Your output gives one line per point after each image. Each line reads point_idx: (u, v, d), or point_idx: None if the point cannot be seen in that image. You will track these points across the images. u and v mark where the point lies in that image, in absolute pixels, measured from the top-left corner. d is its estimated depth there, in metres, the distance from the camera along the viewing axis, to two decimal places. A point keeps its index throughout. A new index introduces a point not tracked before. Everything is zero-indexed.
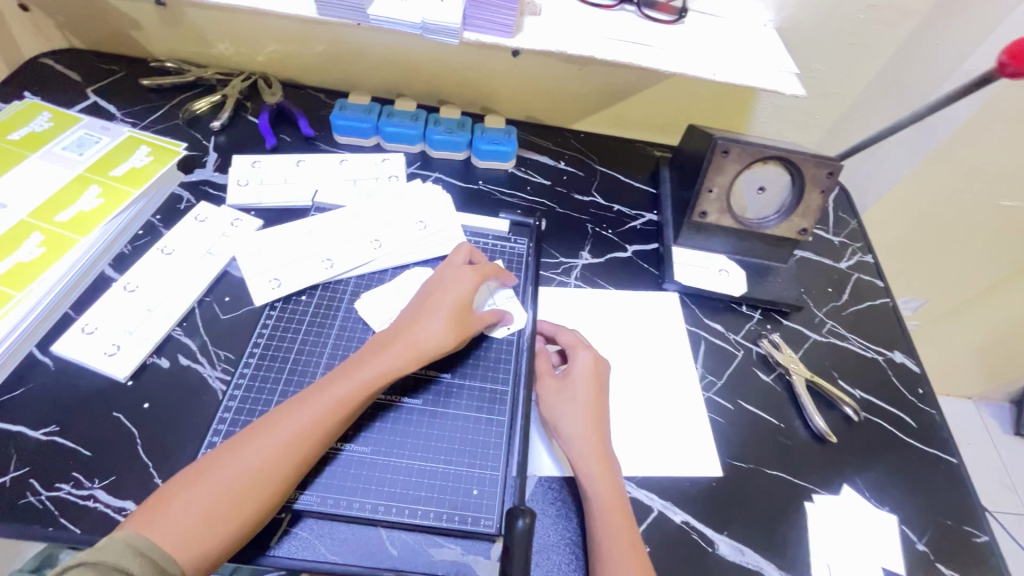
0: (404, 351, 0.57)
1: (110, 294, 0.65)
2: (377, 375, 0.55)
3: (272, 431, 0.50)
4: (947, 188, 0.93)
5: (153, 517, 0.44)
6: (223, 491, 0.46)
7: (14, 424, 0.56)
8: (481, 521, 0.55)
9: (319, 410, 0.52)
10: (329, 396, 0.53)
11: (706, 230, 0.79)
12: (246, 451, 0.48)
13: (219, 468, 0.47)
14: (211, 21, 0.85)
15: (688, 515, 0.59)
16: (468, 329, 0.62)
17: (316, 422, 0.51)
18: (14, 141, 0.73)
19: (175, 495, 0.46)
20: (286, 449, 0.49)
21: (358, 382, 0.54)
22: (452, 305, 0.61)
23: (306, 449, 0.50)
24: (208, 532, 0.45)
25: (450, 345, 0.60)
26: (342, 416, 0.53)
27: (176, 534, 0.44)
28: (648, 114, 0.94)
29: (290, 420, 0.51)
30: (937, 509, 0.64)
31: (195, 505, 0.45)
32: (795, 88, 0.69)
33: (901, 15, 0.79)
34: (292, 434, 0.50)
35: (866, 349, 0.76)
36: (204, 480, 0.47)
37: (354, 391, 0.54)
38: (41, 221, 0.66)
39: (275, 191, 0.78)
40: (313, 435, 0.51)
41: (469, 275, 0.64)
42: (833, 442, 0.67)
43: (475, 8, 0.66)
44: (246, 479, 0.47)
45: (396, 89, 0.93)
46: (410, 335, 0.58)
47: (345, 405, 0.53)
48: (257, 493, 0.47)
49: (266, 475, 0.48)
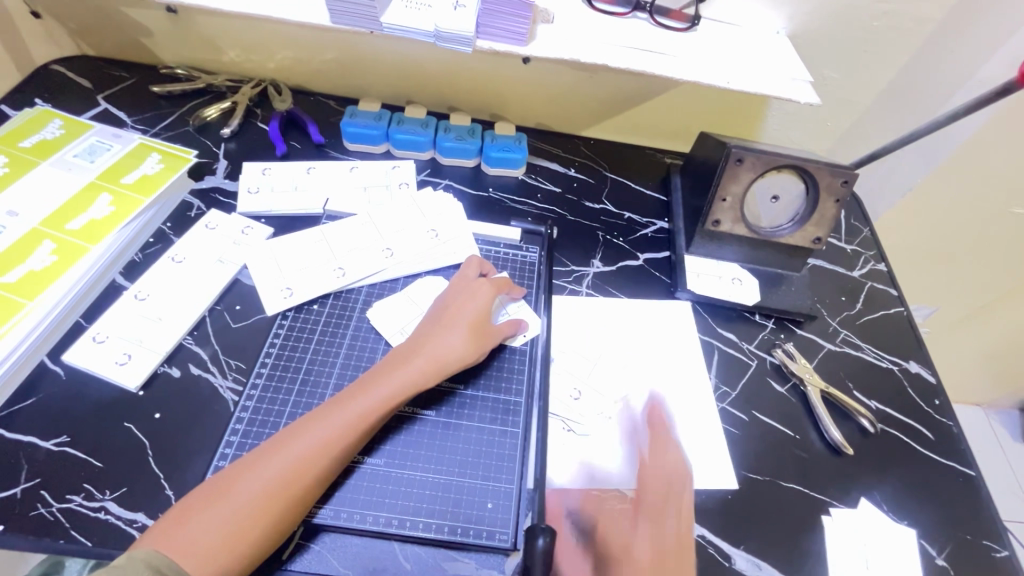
0: (423, 365, 0.57)
1: (121, 302, 0.65)
2: (398, 391, 0.55)
3: (292, 446, 0.50)
4: (961, 196, 0.92)
5: (172, 534, 0.44)
6: (242, 508, 0.46)
7: (25, 435, 0.56)
8: (495, 535, 0.54)
9: (339, 425, 0.51)
10: (349, 411, 0.53)
11: (718, 238, 0.78)
12: (265, 467, 0.48)
13: (238, 485, 0.47)
14: (222, 29, 0.85)
15: (704, 529, 0.58)
16: (487, 342, 0.62)
17: (336, 439, 0.51)
18: (25, 149, 0.73)
19: (192, 513, 0.45)
20: (306, 465, 0.49)
21: (376, 396, 0.54)
22: (470, 319, 0.62)
23: (325, 465, 0.50)
24: (228, 551, 0.44)
25: (469, 358, 0.60)
26: (361, 431, 0.52)
27: (196, 552, 0.43)
28: (658, 122, 0.93)
29: (309, 435, 0.50)
30: (956, 523, 0.63)
31: (213, 523, 0.45)
32: (810, 97, 0.69)
33: (915, 22, 0.78)
34: (312, 450, 0.50)
35: (881, 359, 0.75)
36: (223, 496, 0.46)
37: (373, 406, 0.53)
38: (53, 229, 0.66)
39: (285, 199, 0.77)
40: (334, 450, 0.50)
41: (484, 290, 0.65)
42: (850, 454, 0.66)
43: (489, 17, 0.66)
44: (265, 497, 0.47)
45: (405, 96, 0.92)
46: (429, 348, 0.58)
47: (364, 419, 0.53)
48: (276, 510, 0.47)
49: (288, 491, 0.48)
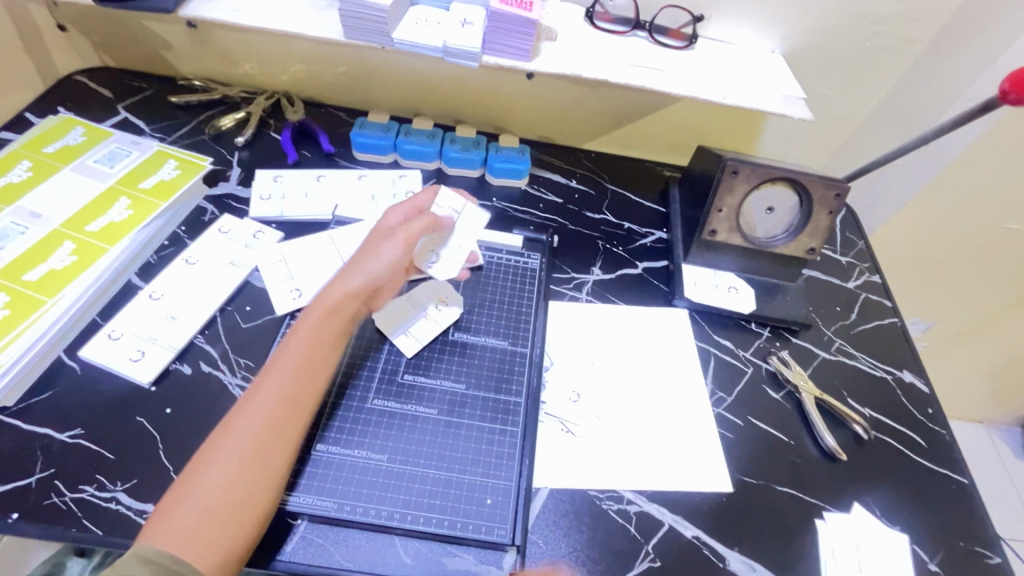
0: (338, 302, 0.59)
1: (136, 301, 0.67)
2: (322, 339, 0.57)
3: (247, 419, 0.52)
4: (955, 210, 0.94)
5: (159, 527, 0.46)
6: (217, 490, 0.48)
7: (41, 427, 0.58)
8: (494, 531, 0.55)
9: (283, 385, 0.54)
10: (284, 375, 0.54)
11: (715, 248, 0.80)
12: (225, 451, 0.50)
13: (208, 465, 0.49)
14: (239, 42, 0.89)
15: (699, 530, 0.59)
16: (402, 237, 0.64)
17: (282, 397, 0.53)
18: (49, 154, 0.76)
19: (173, 501, 0.47)
20: (269, 429, 0.52)
21: (306, 346, 0.56)
22: (378, 235, 0.65)
23: (282, 433, 0.52)
24: (215, 528, 0.46)
25: (390, 264, 0.63)
26: (306, 381, 0.55)
27: (184, 533, 0.45)
28: (658, 136, 0.96)
29: (259, 404, 0.52)
30: (948, 530, 0.64)
31: (192, 508, 0.47)
32: (803, 113, 0.72)
33: (904, 42, 0.82)
34: (269, 416, 0.52)
35: (875, 367, 0.77)
36: (193, 487, 0.48)
37: (307, 351, 0.56)
38: (73, 231, 0.69)
39: (296, 206, 0.80)
40: (287, 411, 0.53)
41: (396, 211, 0.68)
42: (843, 460, 0.67)
43: (494, 34, 0.69)
44: (237, 475, 0.49)
45: (414, 109, 0.96)
46: (339, 285, 0.60)
47: (304, 370, 0.55)
48: (254, 486, 0.49)
49: (257, 466, 0.50)
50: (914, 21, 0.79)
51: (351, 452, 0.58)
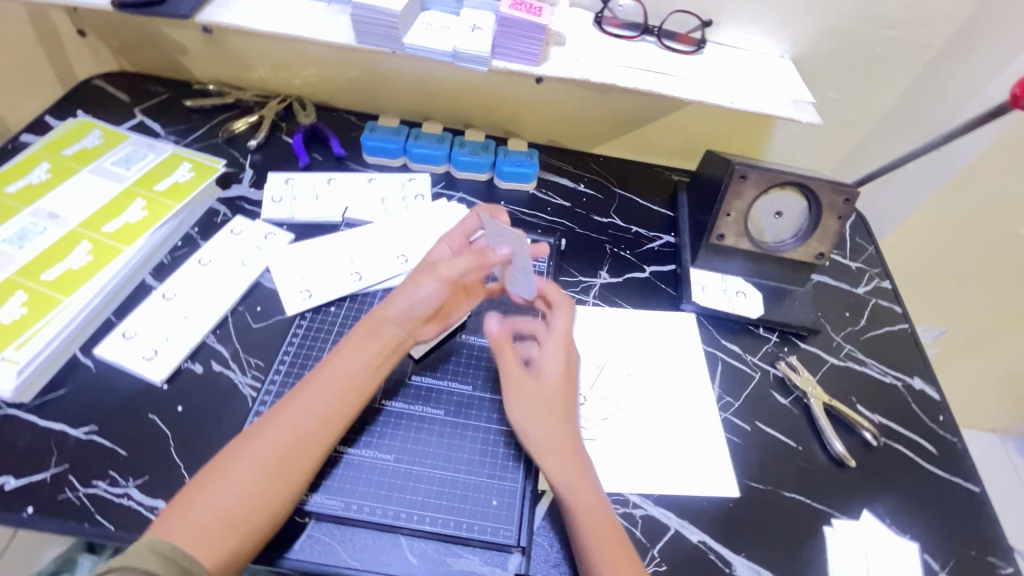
0: (382, 326, 0.59)
1: (150, 300, 0.68)
2: (366, 359, 0.58)
3: (276, 426, 0.52)
4: (967, 216, 0.93)
5: (173, 523, 0.47)
6: (237, 492, 0.49)
7: (56, 423, 0.59)
8: (501, 532, 0.55)
9: (320, 400, 0.54)
10: (321, 389, 0.55)
11: (723, 253, 0.80)
12: (252, 453, 0.50)
13: (232, 467, 0.50)
14: (253, 47, 0.90)
15: (705, 535, 0.59)
16: (441, 274, 0.59)
17: (319, 412, 0.54)
18: (67, 156, 0.78)
19: (191, 499, 0.48)
20: (296, 440, 0.52)
21: (349, 367, 0.57)
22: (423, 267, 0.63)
23: (312, 443, 0.53)
24: (230, 528, 0.47)
25: (433, 299, 0.60)
26: (343, 398, 0.55)
27: (199, 532, 0.46)
28: (666, 141, 0.96)
29: (291, 413, 0.53)
30: (959, 539, 0.63)
31: (210, 508, 0.47)
32: (812, 118, 0.72)
33: (914, 47, 0.81)
34: (300, 427, 0.53)
35: (885, 374, 0.76)
36: (213, 487, 0.49)
37: (351, 371, 0.57)
38: (90, 231, 0.70)
39: (307, 208, 0.81)
40: (316, 422, 0.53)
41: (443, 245, 0.67)
42: (852, 467, 0.66)
43: (504, 38, 0.70)
44: (257, 479, 0.49)
45: (423, 113, 0.97)
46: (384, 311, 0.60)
47: (345, 386, 0.56)
48: (272, 490, 0.50)
49: (278, 472, 0.50)
50: (925, 26, 0.79)
51: (361, 451, 0.59)
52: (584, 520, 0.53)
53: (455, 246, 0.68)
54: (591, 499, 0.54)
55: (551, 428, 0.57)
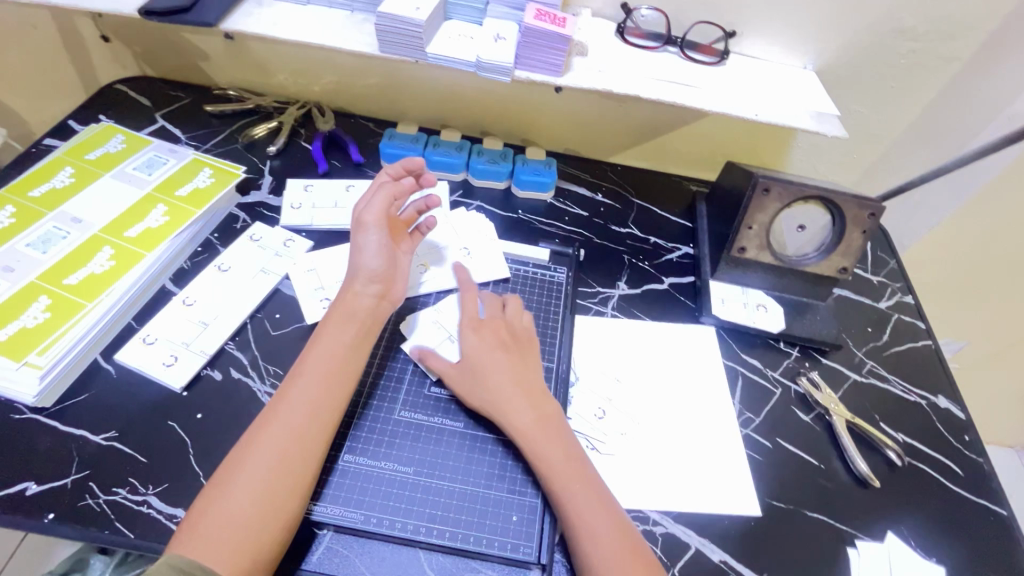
0: (353, 307, 0.62)
1: (170, 307, 0.68)
2: (344, 343, 0.60)
3: (277, 426, 0.53)
4: (992, 231, 0.92)
5: (190, 534, 0.47)
6: (246, 494, 0.49)
7: (77, 428, 0.59)
8: (520, 549, 0.55)
9: (310, 395, 0.55)
10: (306, 384, 0.56)
11: (743, 265, 0.79)
12: (257, 456, 0.51)
13: (238, 472, 0.50)
14: (273, 54, 0.91)
15: (726, 555, 0.58)
16: (377, 232, 0.66)
17: (309, 407, 0.54)
18: (90, 161, 0.79)
19: (204, 509, 0.48)
20: (298, 439, 0.52)
21: (324, 356, 0.58)
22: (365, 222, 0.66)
23: (308, 440, 0.53)
24: (243, 534, 0.47)
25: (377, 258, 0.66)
26: (332, 390, 0.56)
27: (216, 540, 0.46)
28: (684, 151, 0.96)
29: (287, 412, 0.54)
30: (986, 562, 0.61)
31: (223, 515, 0.48)
32: (836, 131, 0.71)
33: (941, 60, 0.80)
34: (298, 424, 0.53)
35: (909, 392, 0.75)
36: (223, 494, 0.49)
37: (334, 363, 0.58)
38: (112, 236, 0.71)
39: (326, 214, 0.81)
40: (313, 419, 0.54)
41: (379, 194, 0.68)
42: (876, 487, 0.65)
43: (527, 49, 0.70)
44: (266, 481, 0.50)
45: (441, 121, 0.97)
46: (348, 292, 0.64)
47: (332, 379, 0.57)
48: (284, 495, 0.50)
49: (285, 477, 0.50)
50: (953, 39, 0.78)
51: (377, 463, 0.59)
52: (564, 485, 0.55)
53: (392, 195, 0.69)
54: (568, 456, 0.57)
55: (517, 396, 0.60)
